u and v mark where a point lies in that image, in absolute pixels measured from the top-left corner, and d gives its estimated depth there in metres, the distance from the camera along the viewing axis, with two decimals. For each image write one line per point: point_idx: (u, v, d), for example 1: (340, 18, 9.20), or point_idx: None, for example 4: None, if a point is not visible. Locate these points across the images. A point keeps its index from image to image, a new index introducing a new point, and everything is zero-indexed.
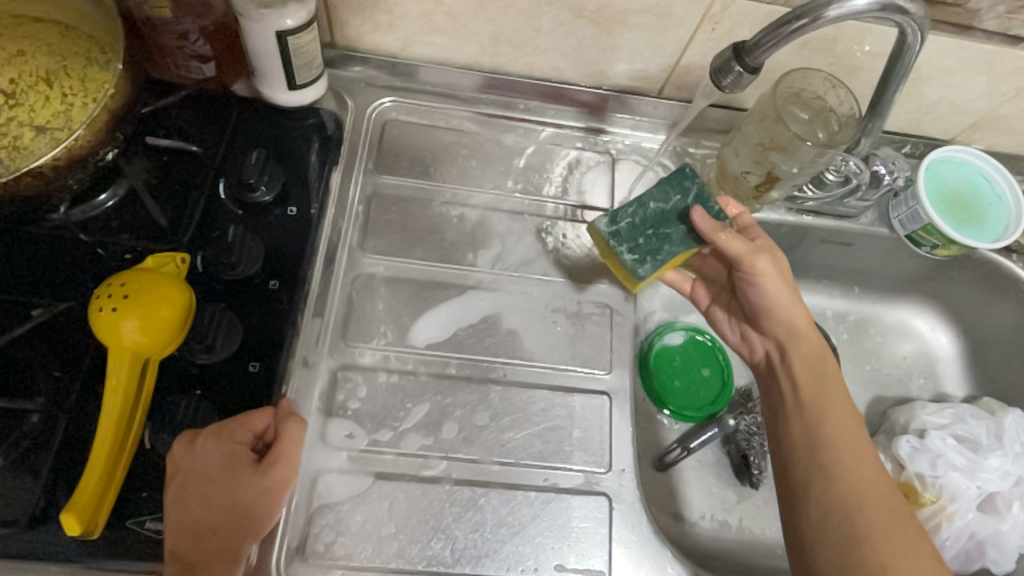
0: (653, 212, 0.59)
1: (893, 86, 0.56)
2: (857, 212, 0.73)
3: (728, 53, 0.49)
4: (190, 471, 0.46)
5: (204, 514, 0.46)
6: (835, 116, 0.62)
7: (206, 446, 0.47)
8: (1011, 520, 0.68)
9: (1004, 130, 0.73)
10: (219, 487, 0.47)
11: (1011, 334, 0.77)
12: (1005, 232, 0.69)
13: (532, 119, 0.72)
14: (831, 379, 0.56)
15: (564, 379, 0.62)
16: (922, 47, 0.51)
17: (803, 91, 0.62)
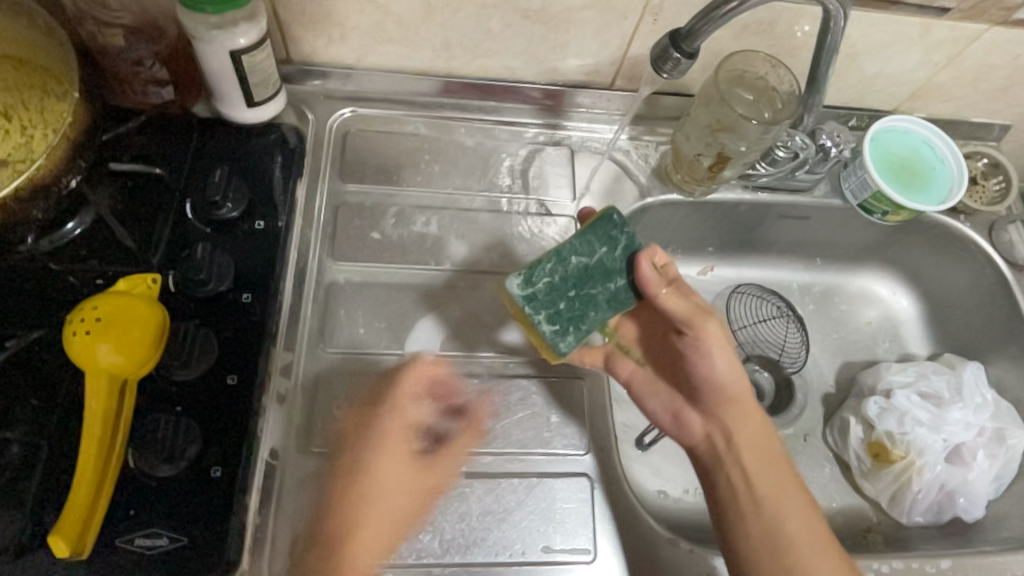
0: (575, 267, 0.56)
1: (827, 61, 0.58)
2: (810, 185, 0.76)
3: (665, 41, 0.51)
4: (366, 441, 0.57)
5: (391, 484, 0.55)
6: (778, 94, 0.65)
7: (396, 417, 0.59)
8: (977, 469, 0.70)
9: (942, 97, 0.76)
10: (381, 465, 0.56)
11: (965, 292, 0.81)
12: (949, 194, 0.72)
13: (491, 119, 0.74)
14: (778, 464, 0.58)
15: (540, 368, 0.64)
16: (847, 22, 0.54)
17: (746, 73, 0.64)
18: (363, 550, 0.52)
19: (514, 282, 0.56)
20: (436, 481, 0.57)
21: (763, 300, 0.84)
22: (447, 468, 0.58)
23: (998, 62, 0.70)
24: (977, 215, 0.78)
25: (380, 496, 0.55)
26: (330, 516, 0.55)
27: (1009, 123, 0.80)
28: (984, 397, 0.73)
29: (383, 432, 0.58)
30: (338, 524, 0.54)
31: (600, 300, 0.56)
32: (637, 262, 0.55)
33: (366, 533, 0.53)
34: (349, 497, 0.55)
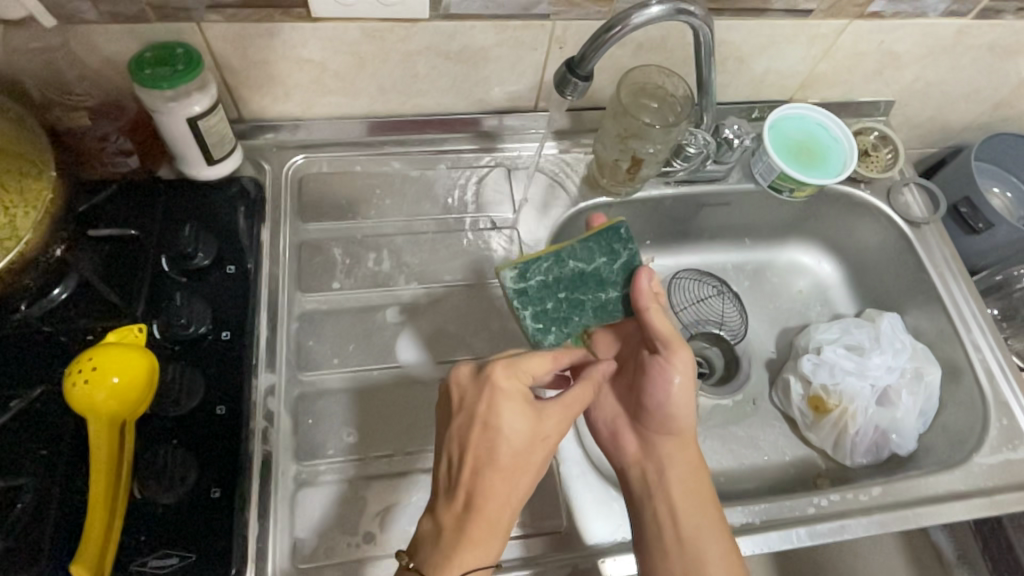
0: (569, 270, 0.67)
1: (708, 67, 0.67)
2: (723, 174, 0.84)
3: (563, 69, 0.60)
4: (513, 396, 0.57)
5: (525, 428, 0.57)
6: (676, 100, 0.73)
7: (511, 380, 0.58)
8: (903, 408, 0.78)
9: (827, 84, 0.86)
10: (518, 416, 0.57)
11: (876, 251, 0.90)
12: (844, 167, 0.81)
13: (431, 149, 0.82)
14: (705, 508, 0.61)
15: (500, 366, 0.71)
16: (711, 29, 0.62)
17: (646, 85, 0.73)
18: (514, 492, 0.55)
19: (509, 274, 0.66)
20: (552, 427, 0.58)
21: (702, 282, 0.92)
22: (565, 413, 0.60)
23: (867, 49, 0.81)
24: (875, 183, 0.87)
25: (518, 440, 0.56)
26: (471, 476, 0.55)
27: (892, 99, 0.91)
28: (901, 344, 0.81)
29: (508, 392, 0.57)
30: (484, 480, 0.55)
31: (588, 305, 0.67)
32: (637, 277, 0.66)
33: (499, 480, 0.55)
34: (499, 449, 0.55)
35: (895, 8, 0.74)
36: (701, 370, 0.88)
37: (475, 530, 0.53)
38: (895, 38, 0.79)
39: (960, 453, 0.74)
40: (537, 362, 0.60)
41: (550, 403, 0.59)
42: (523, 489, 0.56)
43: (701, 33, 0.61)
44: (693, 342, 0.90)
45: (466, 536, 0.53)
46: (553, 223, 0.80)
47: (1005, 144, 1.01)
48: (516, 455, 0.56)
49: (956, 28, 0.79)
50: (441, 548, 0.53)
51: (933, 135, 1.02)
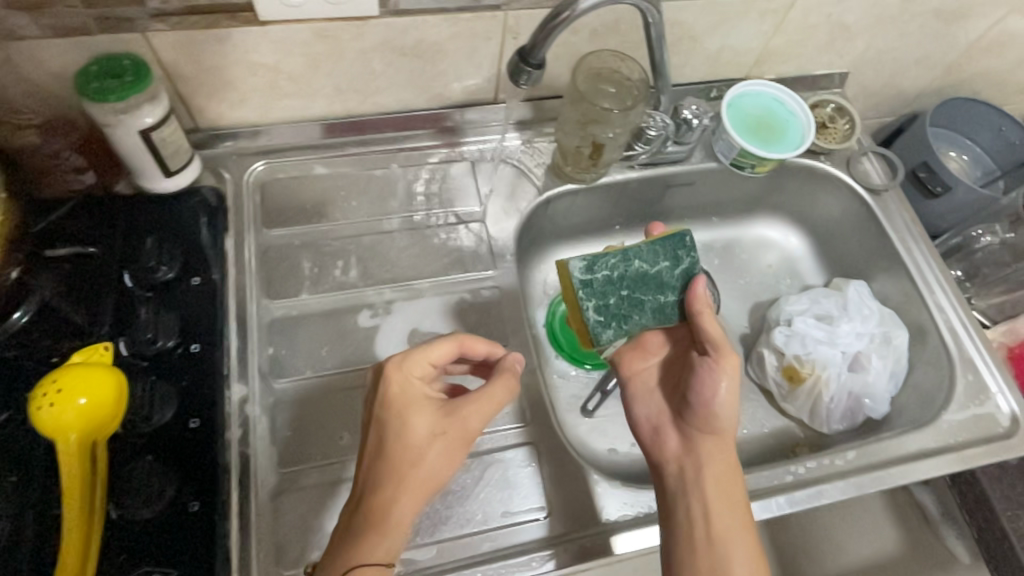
0: (634, 269, 0.69)
1: (661, 49, 0.67)
2: (684, 155, 0.85)
3: (515, 58, 0.60)
4: (412, 391, 0.58)
5: (423, 425, 0.57)
6: (632, 83, 0.73)
7: (411, 378, 0.59)
8: (874, 372, 0.80)
9: (781, 59, 0.87)
10: (416, 414, 0.57)
11: (840, 220, 0.92)
12: (802, 141, 0.82)
13: (394, 147, 0.81)
14: (735, 510, 0.60)
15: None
16: (658, 10, 0.62)
17: (602, 70, 0.73)
18: (409, 492, 0.54)
19: (578, 264, 0.68)
20: (453, 427, 0.57)
21: None
22: (469, 416, 0.58)
23: (816, 22, 0.82)
24: (834, 154, 0.88)
25: (412, 436, 0.56)
26: (371, 473, 0.55)
27: (845, 70, 0.92)
28: (869, 308, 0.83)
29: (409, 388, 0.58)
30: (381, 477, 0.54)
31: (647, 305, 0.68)
32: (692, 283, 0.68)
33: (393, 478, 0.54)
34: (397, 446, 0.56)
35: None
36: None
37: (366, 528, 0.52)
38: (843, 10, 0.81)
39: (931, 411, 0.76)
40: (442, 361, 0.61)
41: (457, 403, 0.59)
42: (419, 492, 0.55)
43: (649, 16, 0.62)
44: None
45: (359, 533, 0.52)
46: (519, 214, 0.80)
47: (956, 109, 1.04)
48: (409, 452, 0.55)
49: None
50: (338, 550, 0.52)
51: (888, 103, 1.04)
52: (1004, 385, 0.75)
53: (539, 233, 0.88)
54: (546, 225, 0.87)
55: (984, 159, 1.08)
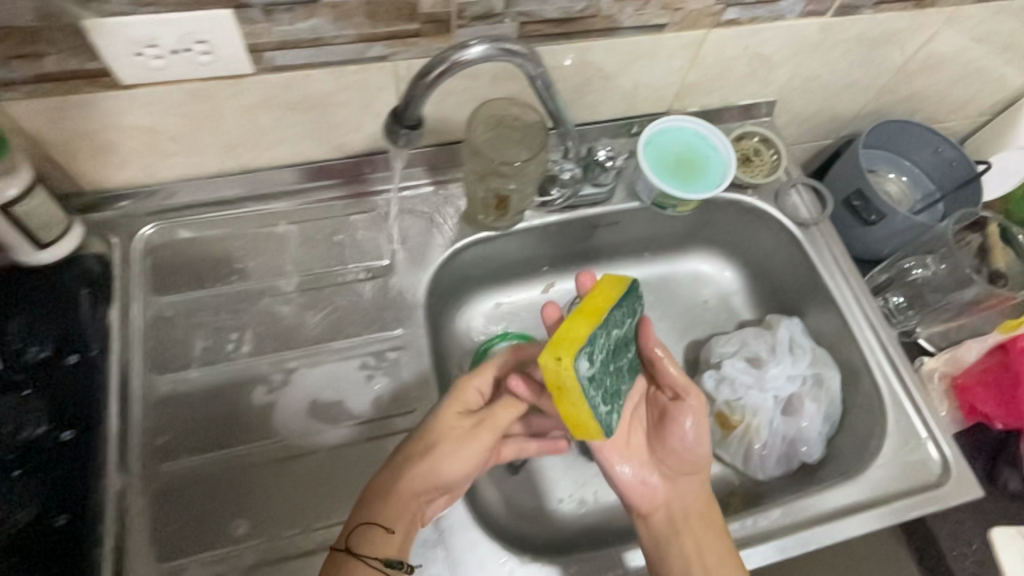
0: (614, 339, 0.60)
1: (556, 100, 0.63)
2: (606, 195, 0.82)
3: (388, 118, 0.56)
4: (460, 393, 0.64)
5: (452, 421, 0.62)
6: (535, 130, 0.70)
7: (470, 385, 0.65)
8: (807, 417, 0.77)
9: (703, 92, 0.84)
10: (451, 410, 0.63)
11: (772, 254, 0.89)
12: (723, 178, 0.79)
13: (299, 200, 0.77)
14: (719, 538, 0.63)
15: (399, 421, 0.68)
16: (542, 64, 0.58)
17: (505, 116, 0.70)
18: (423, 470, 0.59)
19: (584, 363, 0.54)
20: (471, 433, 0.61)
21: None
22: (489, 428, 0.63)
23: (734, 55, 0.79)
24: (763, 187, 0.86)
25: (442, 426, 0.62)
26: (399, 452, 0.62)
27: (773, 98, 0.89)
28: (801, 347, 0.80)
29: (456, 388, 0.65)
30: (403, 456, 0.61)
31: (625, 369, 0.64)
32: (643, 330, 0.65)
33: (415, 455, 0.60)
34: (427, 434, 0.62)
35: (752, 14, 0.73)
36: None
37: (377, 496, 0.59)
38: (760, 42, 0.78)
39: (862, 459, 0.73)
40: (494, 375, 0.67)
41: (488, 409, 0.64)
42: (430, 474, 0.59)
43: (531, 73, 0.58)
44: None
45: (371, 500, 0.59)
46: (431, 266, 0.77)
47: (894, 131, 1.01)
48: (434, 438, 0.61)
49: (818, 26, 0.78)
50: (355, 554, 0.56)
51: (824, 127, 1.01)
52: (934, 428, 0.72)
53: (458, 280, 0.84)
54: (465, 271, 0.84)
55: (925, 180, 1.05)
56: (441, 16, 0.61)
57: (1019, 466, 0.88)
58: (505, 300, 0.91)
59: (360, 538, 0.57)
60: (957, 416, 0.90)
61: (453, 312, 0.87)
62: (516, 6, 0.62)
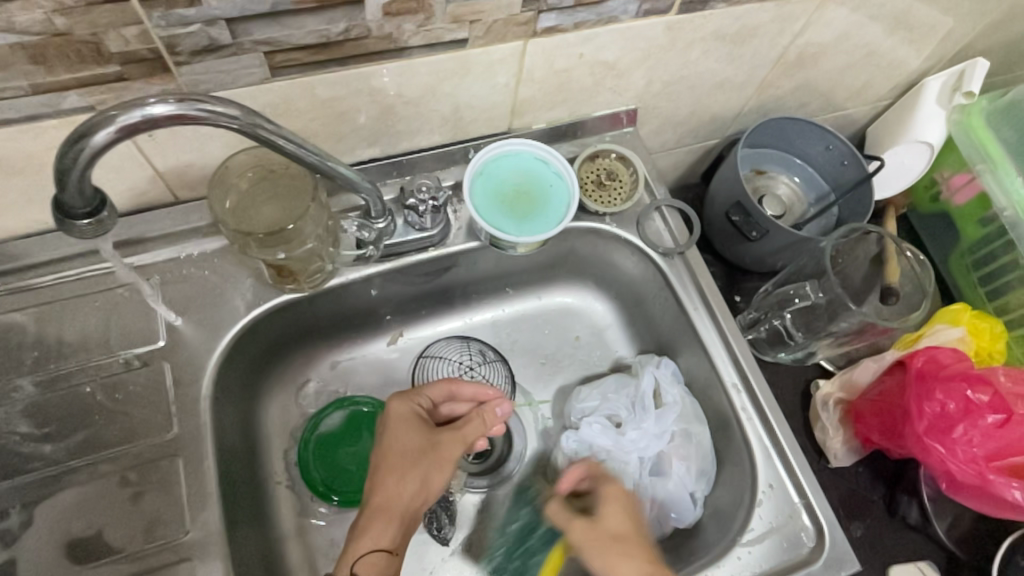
0: (511, 537, 0.73)
1: (309, 152, 0.50)
2: (438, 237, 0.70)
3: (52, 208, 0.43)
4: (408, 412, 0.65)
5: (414, 437, 0.63)
6: (312, 182, 0.57)
7: (415, 400, 0.66)
8: (675, 477, 0.69)
9: (545, 107, 0.72)
10: (410, 432, 0.63)
11: (638, 285, 0.79)
12: (566, 212, 0.68)
13: (47, 274, 0.62)
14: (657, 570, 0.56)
15: (172, 548, 0.56)
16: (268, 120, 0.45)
17: (275, 167, 0.56)
18: (414, 487, 0.62)
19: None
20: (445, 448, 0.64)
21: (469, 351, 0.80)
22: (460, 436, 0.65)
23: (568, 65, 0.66)
24: (623, 214, 0.75)
25: (410, 450, 0.63)
26: (374, 480, 0.61)
27: (633, 106, 0.78)
28: (668, 398, 0.72)
29: (401, 411, 0.64)
30: (385, 483, 0.61)
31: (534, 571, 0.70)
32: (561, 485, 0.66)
33: (396, 480, 0.61)
34: (396, 459, 0.62)
35: (573, 19, 0.60)
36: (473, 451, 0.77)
37: (374, 520, 0.59)
38: (596, 48, 0.65)
39: (730, 533, 0.64)
40: (439, 397, 0.68)
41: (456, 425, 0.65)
42: (420, 489, 0.62)
43: (265, 131, 0.46)
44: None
45: (373, 527, 0.59)
46: (222, 345, 0.64)
47: (780, 128, 0.90)
48: (406, 462, 0.62)
49: (663, 25, 0.65)
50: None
51: (705, 128, 0.90)
52: (808, 492, 0.63)
53: (275, 347, 0.72)
54: (282, 336, 0.72)
55: (819, 179, 0.95)
56: (145, 55, 0.48)
57: (917, 495, 0.81)
58: (343, 357, 0.79)
59: (364, 566, 0.57)
60: (852, 446, 0.82)
61: (277, 380, 0.75)
62: (248, 35, 0.49)
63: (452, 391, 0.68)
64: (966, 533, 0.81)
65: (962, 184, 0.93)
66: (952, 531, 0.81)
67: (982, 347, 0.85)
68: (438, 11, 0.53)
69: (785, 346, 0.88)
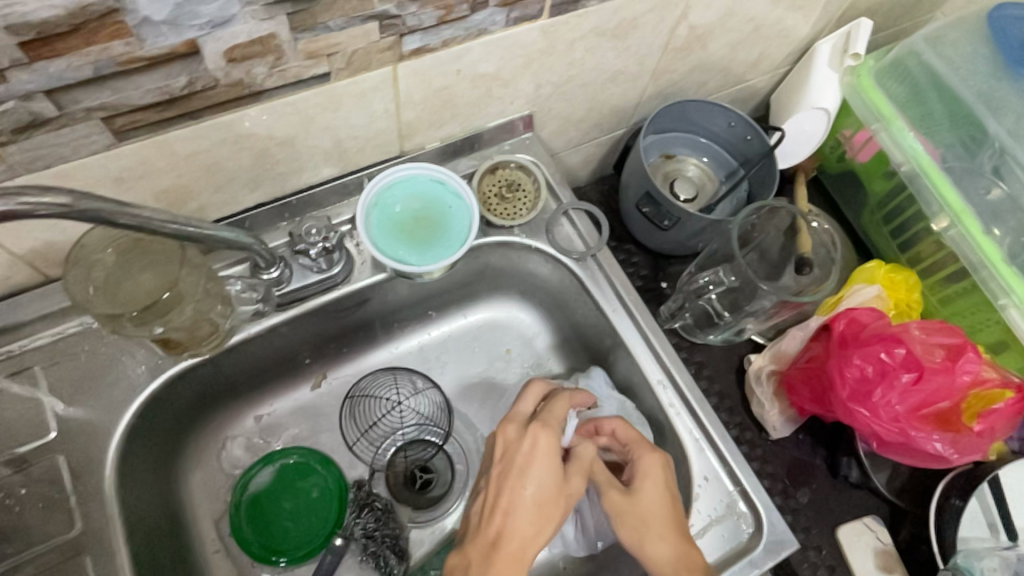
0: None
1: (171, 222, 0.47)
2: (340, 277, 0.67)
3: None
4: (550, 446, 0.60)
5: (551, 471, 0.59)
6: (180, 248, 0.53)
7: (553, 432, 0.61)
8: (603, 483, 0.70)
9: (434, 125, 0.70)
10: (551, 471, 0.59)
11: (556, 292, 0.78)
12: (468, 233, 0.66)
13: None
14: (661, 537, 0.58)
15: None
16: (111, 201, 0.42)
17: (133, 240, 0.52)
18: (539, 520, 0.58)
19: None
20: (572, 483, 0.61)
21: (398, 385, 0.79)
22: (581, 478, 0.61)
23: (447, 82, 0.64)
24: (530, 223, 0.74)
25: (548, 490, 0.59)
26: (497, 507, 0.58)
27: (527, 111, 0.76)
28: (605, 405, 0.71)
29: (547, 446, 0.60)
30: (524, 530, 0.57)
31: None
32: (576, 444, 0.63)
33: (522, 500, 0.58)
34: (540, 503, 0.58)
35: (440, 37, 0.58)
36: (415, 482, 0.75)
37: (505, 561, 0.55)
38: (472, 62, 0.63)
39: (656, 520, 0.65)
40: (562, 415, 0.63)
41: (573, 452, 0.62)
42: (551, 527, 0.58)
43: (107, 212, 0.42)
44: (409, 453, 0.76)
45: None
46: (121, 424, 0.60)
47: (681, 111, 0.90)
48: (544, 496, 0.59)
49: (538, 30, 0.63)
50: None
51: (609, 121, 0.89)
52: (742, 479, 0.64)
53: (188, 414, 0.69)
54: (192, 402, 0.68)
55: (727, 156, 0.95)
56: None
57: (856, 454, 0.84)
58: (267, 411, 0.76)
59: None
60: (789, 416, 0.84)
61: (196, 447, 0.71)
62: (76, 104, 0.46)
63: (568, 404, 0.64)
64: (904, 485, 0.84)
65: (863, 142, 0.95)
66: (891, 482, 0.83)
67: (901, 298, 0.87)
68: (288, 51, 0.50)
69: (714, 328, 0.88)
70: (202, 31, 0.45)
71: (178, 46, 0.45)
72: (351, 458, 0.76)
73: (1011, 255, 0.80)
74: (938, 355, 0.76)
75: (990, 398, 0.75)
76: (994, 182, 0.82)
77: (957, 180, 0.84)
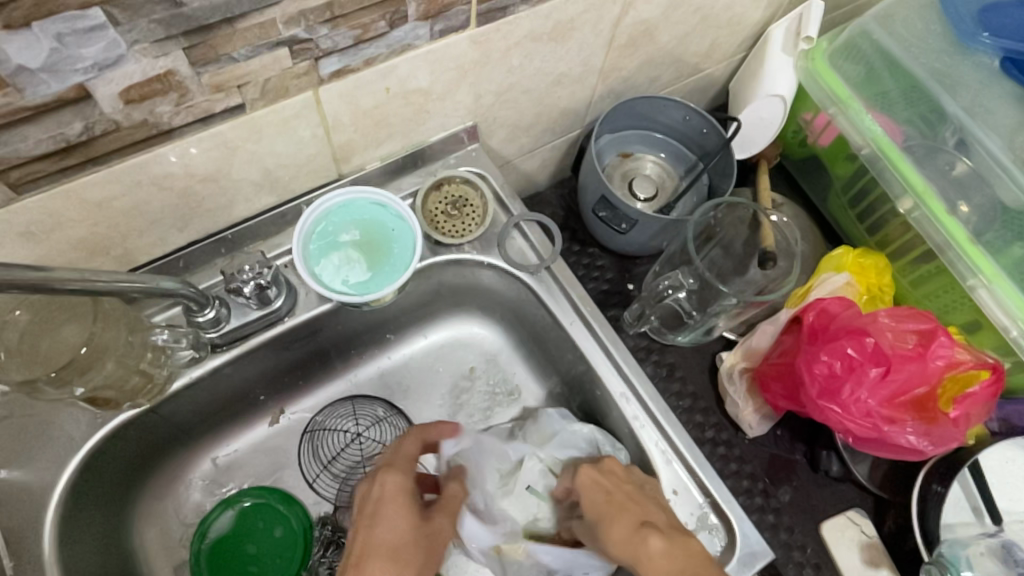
0: None
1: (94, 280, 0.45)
2: (283, 311, 0.65)
3: None
4: (396, 493, 0.61)
5: (403, 523, 0.59)
6: (90, 305, 0.53)
7: (398, 478, 0.62)
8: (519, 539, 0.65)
9: (370, 146, 0.67)
10: (394, 514, 0.59)
11: (512, 307, 0.76)
12: (412, 255, 0.64)
13: None
14: (622, 522, 0.58)
15: None
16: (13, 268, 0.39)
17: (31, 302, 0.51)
18: None
19: None
20: (438, 524, 0.61)
21: (357, 415, 0.77)
22: (445, 521, 0.62)
23: (377, 101, 0.61)
24: (481, 237, 0.72)
25: (400, 536, 0.59)
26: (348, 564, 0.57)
27: (471, 122, 0.73)
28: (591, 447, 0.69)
29: (394, 487, 0.61)
30: None
31: None
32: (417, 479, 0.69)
33: (375, 552, 0.57)
34: (388, 552, 0.57)
35: (361, 56, 0.55)
36: None
37: None
38: (401, 79, 0.60)
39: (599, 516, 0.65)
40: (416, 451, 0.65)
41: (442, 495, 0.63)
42: None
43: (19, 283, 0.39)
44: None
45: None
46: (57, 488, 0.57)
47: (633, 108, 0.87)
48: (399, 552, 0.58)
49: (468, 40, 0.60)
50: None
51: (561, 124, 0.86)
52: (711, 490, 0.63)
53: (140, 465, 0.66)
54: (140, 452, 0.65)
55: (685, 150, 0.93)
56: None
57: (835, 447, 0.82)
58: (224, 452, 0.74)
59: None
60: (764, 413, 0.82)
61: (150, 497, 0.69)
62: None
63: (422, 439, 0.66)
64: (885, 475, 0.82)
65: (822, 126, 0.92)
66: (872, 474, 0.82)
67: (871, 283, 0.86)
68: (192, 86, 0.48)
69: (682, 329, 0.86)
70: (89, 74, 0.43)
71: (65, 93, 0.43)
72: (315, 495, 0.73)
73: (976, 233, 0.78)
74: (909, 341, 0.75)
75: (965, 381, 0.73)
76: (958, 157, 0.79)
77: (917, 160, 0.81)
